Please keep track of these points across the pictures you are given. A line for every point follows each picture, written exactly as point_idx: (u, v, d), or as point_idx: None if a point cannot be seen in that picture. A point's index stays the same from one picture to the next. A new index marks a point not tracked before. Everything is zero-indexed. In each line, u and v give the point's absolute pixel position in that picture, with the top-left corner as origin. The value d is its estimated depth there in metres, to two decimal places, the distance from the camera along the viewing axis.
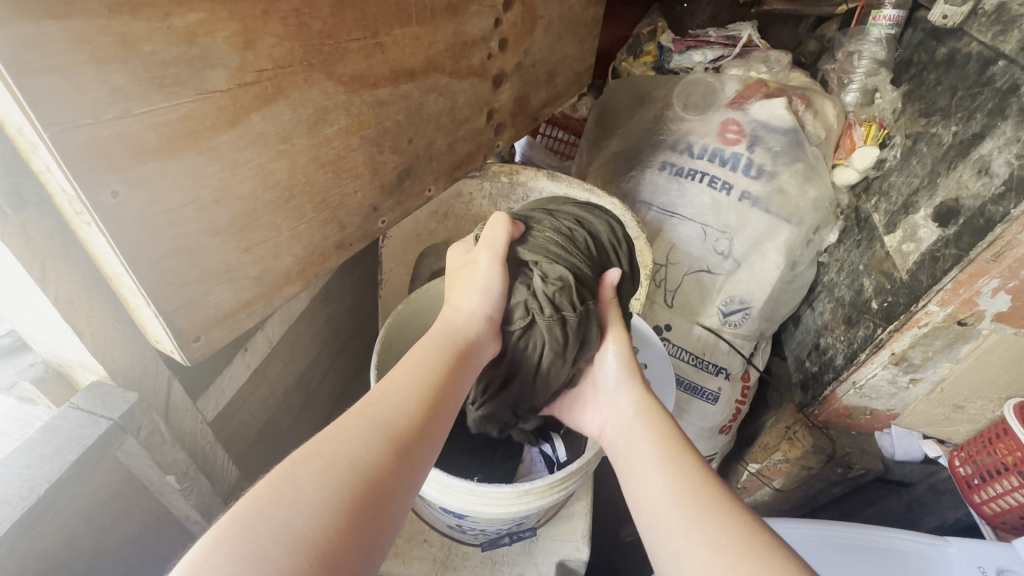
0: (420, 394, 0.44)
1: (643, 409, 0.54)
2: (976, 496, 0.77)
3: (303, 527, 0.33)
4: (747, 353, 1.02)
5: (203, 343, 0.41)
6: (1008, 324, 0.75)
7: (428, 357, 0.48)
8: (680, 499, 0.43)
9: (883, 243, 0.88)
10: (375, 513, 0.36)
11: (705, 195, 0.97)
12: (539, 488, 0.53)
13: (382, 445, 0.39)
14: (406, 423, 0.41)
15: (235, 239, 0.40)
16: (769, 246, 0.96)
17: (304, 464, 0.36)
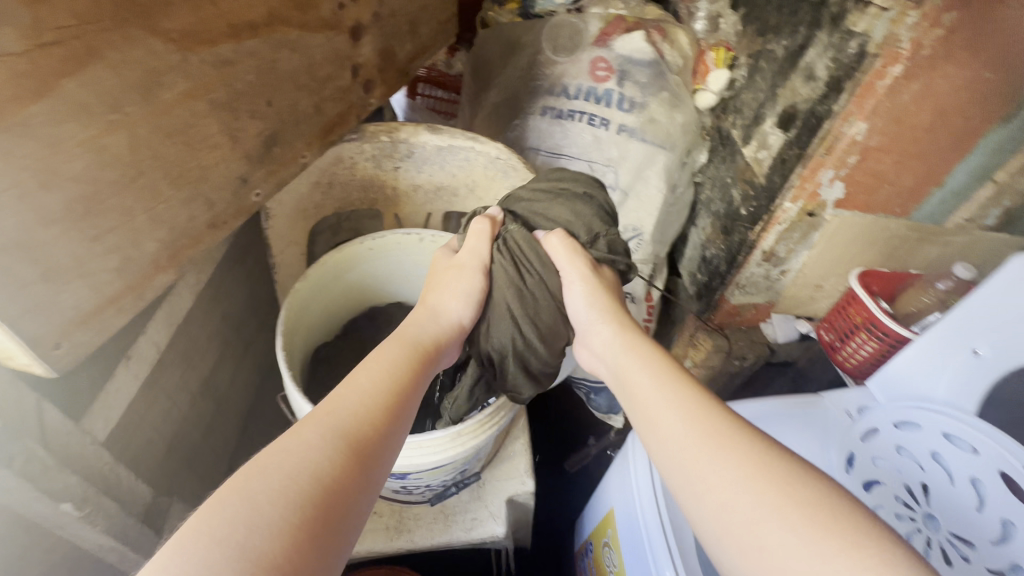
0: (377, 399, 0.49)
1: (633, 345, 0.61)
2: (839, 354, 0.91)
3: (260, 545, 0.36)
4: (647, 275, 1.08)
5: (67, 350, 0.38)
6: (845, 209, 0.87)
7: (392, 366, 0.53)
8: (692, 437, 0.50)
9: (743, 155, 0.98)
10: (329, 527, 0.39)
11: (586, 133, 1.02)
12: (470, 427, 0.57)
13: (335, 451, 0.43)
14: (361, 431, 0.46)
15: (79, 228, 0.36)
16: (650, 172, 1.03)
17: (262, 482, 0.40)
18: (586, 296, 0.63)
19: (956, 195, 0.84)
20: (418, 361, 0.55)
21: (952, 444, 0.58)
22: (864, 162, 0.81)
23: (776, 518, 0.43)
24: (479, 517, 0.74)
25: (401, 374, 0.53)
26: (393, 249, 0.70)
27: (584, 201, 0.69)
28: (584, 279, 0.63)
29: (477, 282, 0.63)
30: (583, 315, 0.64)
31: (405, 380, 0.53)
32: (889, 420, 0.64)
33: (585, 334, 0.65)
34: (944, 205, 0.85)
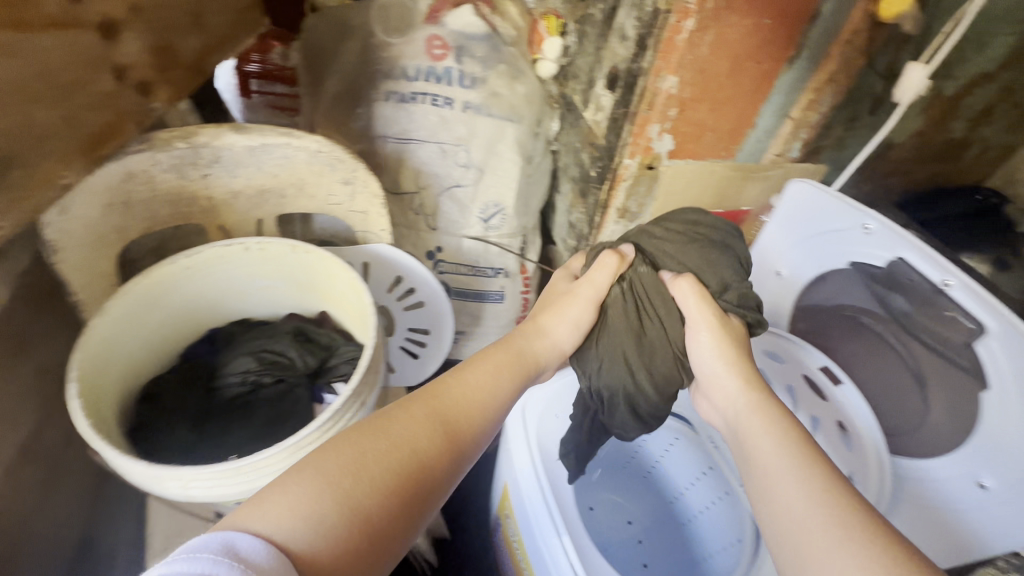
0: (473, 395, 0.54)
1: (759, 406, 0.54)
2: None
3: (360, 499, 0.42)
4: (518, 250, 1.09)
5: None
6: (678, 158, 0.93)
7: (494, 366, 0.58)
8: (784, 460, 0.47)
9: (586, 119, 1.01)
10: (412, 496, 0.45)
11: (431, 115, 0.99)
12: (314, 433, 0.51)
13: (425, 429, 0.49)
14: (456, 418, 0.52)
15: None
16: (502, 147, 1.03)
17: (373, 441, 0.46)
18: (715, 341, 0.59)
19: (768, 133, 0.94)
20: (519, 368, 0.60)
21: (773, 359, 0.65)
22: (684, 113, 0.86)
23: None
24: None
25: (504, 381, 0.58)
26: (214, 264, 0.64)
27: (725, 252, 0.65)
28: (710, 327, 0.59)
29: (588, 314, 0.65)
30: (707, 363, 0.59)
31: (498, 383, 0.57)
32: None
33: (709, 386, 0.60)
34: (761, 142, 0.95)
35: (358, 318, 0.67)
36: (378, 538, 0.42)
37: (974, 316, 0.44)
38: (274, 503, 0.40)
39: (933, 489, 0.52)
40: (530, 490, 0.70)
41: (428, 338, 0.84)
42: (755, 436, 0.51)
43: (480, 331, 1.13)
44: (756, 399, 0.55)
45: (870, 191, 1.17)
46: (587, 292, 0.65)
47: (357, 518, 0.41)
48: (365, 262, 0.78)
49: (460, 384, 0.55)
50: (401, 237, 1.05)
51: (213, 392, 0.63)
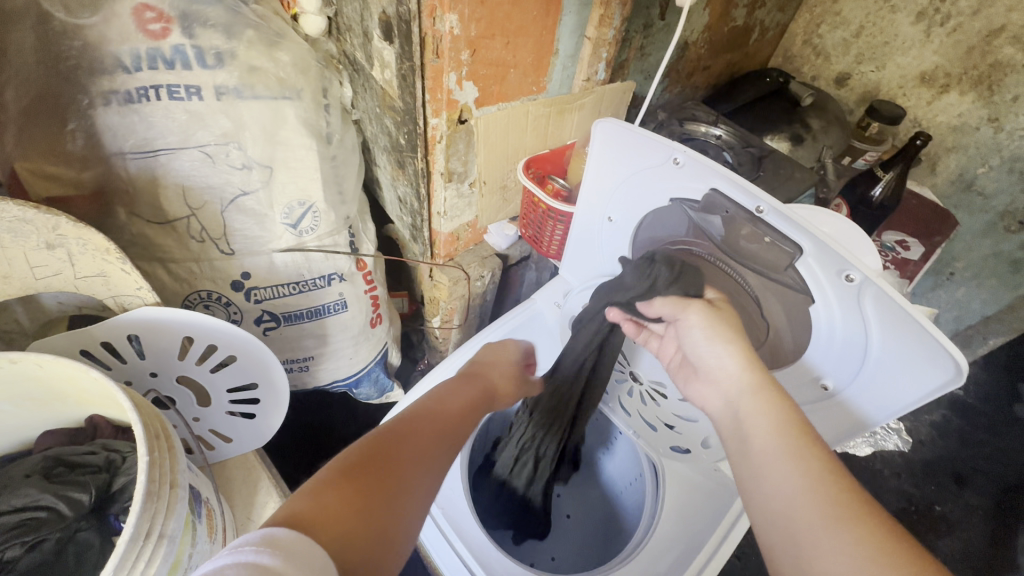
0: (460, 412, 0.57)
1: (762, 387, 0.49)
2: (544, 246, 0.94)
3: (393, 495, 0.43)
4: (347, 244, 0.94)
5: None
6: (488, 105, 0.84)
7: (463, 391, 0.61)
8: (779, 430, 0.46)
9: (376, 78, 0.85)
10: (427, 491, 0.46)
11: (176, 112, 0.74)
12: None
13: (427, 437, 0.50)
14: (452, 429, 0.54)
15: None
16: (287, 132, 0.82)
17: (391, 446, 0.47)
18: (705, 321, 0.54)
19: (572, 57, 0.88)
20: (483, 395, 0.62)
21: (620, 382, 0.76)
22: (478, 54, 0.76)
23: None
24: None
25: (478, 406, 0.60)
26: None
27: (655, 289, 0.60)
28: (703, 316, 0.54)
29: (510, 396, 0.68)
30: (703, 353, 0.54)
31: (474, 406, 0.59)
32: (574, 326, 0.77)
33: (702, 371, 0.55)
34: (567, 69, 0.89)
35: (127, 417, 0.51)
36: (404, 529, 0.42)
37: (788, 238, 0.46)
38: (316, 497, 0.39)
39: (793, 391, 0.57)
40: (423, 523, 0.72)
41: (258, 392, 0.69)
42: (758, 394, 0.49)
43: (332, 348, 1.00)
44: (738, 355, 0.52)
45: (678, 93, 1.20)
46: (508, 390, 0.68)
47: (391, 515, 0.41)
48: (132, 334, 0.59)
49: (448, 405, 0.57)
50: (194, 274, 0.86)
51: None
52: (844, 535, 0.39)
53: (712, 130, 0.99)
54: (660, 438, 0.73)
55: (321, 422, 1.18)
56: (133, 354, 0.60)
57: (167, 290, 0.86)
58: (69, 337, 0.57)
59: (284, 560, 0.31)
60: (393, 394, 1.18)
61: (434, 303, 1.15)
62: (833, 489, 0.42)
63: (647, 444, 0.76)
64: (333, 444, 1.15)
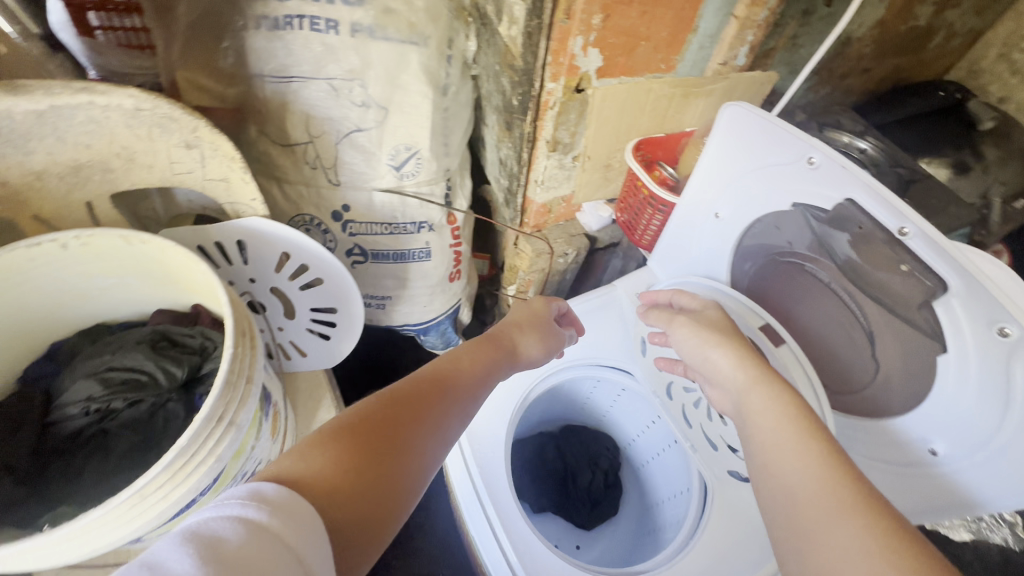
0: (469, 369, 0.57)
1: (758, 382, 0.50)
2: (637, 234, 0.89)
3: (386, 456, 0.43)
4: (442, 196, 0.96)
5: None
6: (609, 78, 0.80)
7: (483, 347, 0.61)
8: (784, 425, 0.46)
9: (501, 34, 0.84)
10: (424, 451, 0.47)
11: (313, 43, 0.78)
12: (160, 477, 0.43)
13: (428, 396, 0.50)
14: (458, 388, 0.54)
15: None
16: (407, 78, 0.84)
17: (387, 408, 0.47)
18: (692, 327, 0.57)
19: (712, 37, 0.81)
20: (500, 351, 0.63)
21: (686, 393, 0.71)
22: (610, 20, 0.72)
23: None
24: None
25: (493, 363, 0.61)
26: (18, 274, 0.51)
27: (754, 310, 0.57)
28: (693, 326, 0.57)
29: (545, 342, 0.68)
30: (694, 355, 0.57)
31: (486, 362, 0.60)
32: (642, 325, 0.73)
33: (706, 375, 0.56)
34: (704, 49, 0.82)
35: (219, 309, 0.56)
36: (401, 487, 0.43)
37: (931, 271, 0.40)
38: (308, 455, 0.40)
39: (887, 446, 0.50)
40: (466, 492, 0.72)
41: (336, 316, 0.73)
42: (756, 389, 0.50)
43: (409, 293, 1.04)
44: (732, 356, 0.53)
45: (826, 95, 1.06)
46: (539, 329, 0.69)
47: (384, 475, 0.42)
48: (240, 240, 0.65)
49: (459, 363, 0.57)
50: (302, 197, 0.92)
51: (52, 427, 0.54)
52: (844, 526, 0.37)
53: (856, 142, 0.87)
54: (720, 460, 0.68)
55: (387, 360, 1.25)
56: (238, 258, 0.67)
57: (278, 208, 0.94)
58: (190, 232, 0.64)
59: (272, 516, 0.32)
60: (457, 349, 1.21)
61: (512, 271, 1.16)
62: (837, 480, 0.40)
63: (702, 462, 0.71)
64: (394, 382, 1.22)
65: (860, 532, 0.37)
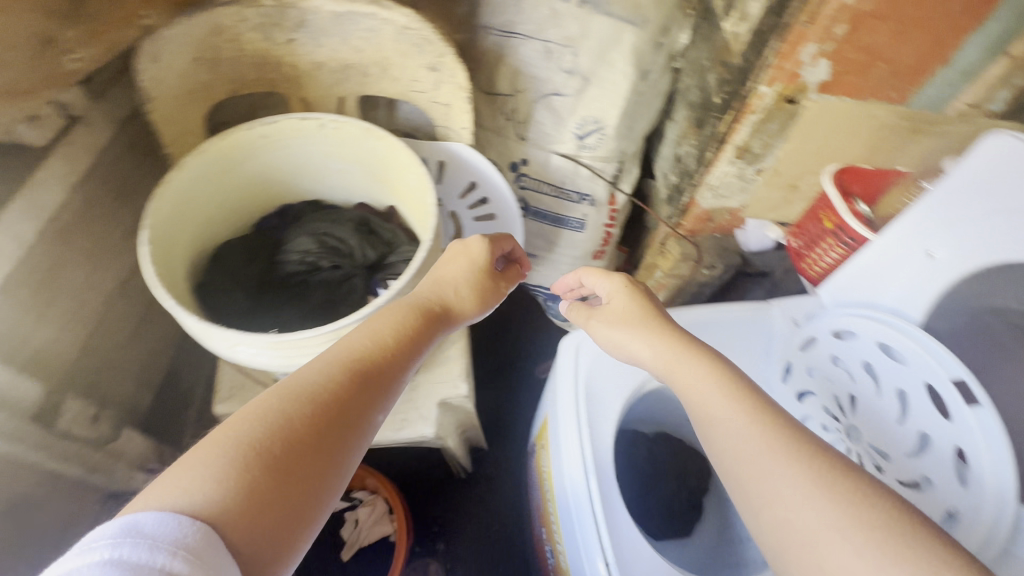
0: (380, 343, 0.49)
1: (679, 364, 0.52)
2: (805, 262, 0.84)
3: (278, 466, 0.38)
4: (611, 176, 0.98)
5: None
6: (829, 94, 0.75)
7: (394, 313, 0.52)
8: (712, 395, 0.48)
9: (723, 30, 0.82)
10: (338, 447, 0.42)
11: (542, 6, 0.84)
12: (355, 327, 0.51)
13: (343, 386, 0.45)
14: (377, 369, 0.47)
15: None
16: (616, 56, 0.86)
17: (272, 414, 0.40)
18: (607, 324, 0.60)
19: (964, 74, 0.73)
20: (423, 314, 0.54)
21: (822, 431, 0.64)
22: (855, 34, 0.68)
23: (824, 520, 0.38)
24: (409, 419, 0.76)
25: (414, 328, 0.52)
26: (286, 138, 0.62)
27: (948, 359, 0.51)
28: (605, 314, 0.61)
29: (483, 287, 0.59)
30: (612, 339, 0.59)
31: (417, 334, 0.52)
32: (795, 346, 0.66)
33: (630, 356, 0.58)
34: (950, 86, 0.74)
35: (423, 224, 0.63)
36: (314, 491, 0.39)
37: None
38: (194, 472, 0.36)
39: None
40: (577, 484, 0.62)
41: None
42: (681, 365, 0.52)
43: (553, 258, 1.09)
44: (650, 341, 0.55)
45: None
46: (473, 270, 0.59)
47: (290, 487, 0.38)
48: (441, 160, 0.73)
49: (372, 337, 0.49)
50: (487, 144, 1.01)
51: (274, 265, 0.66)
52: (787, 474, 0.41)
53: None
54: None
55: (506, 316, 1.33)
56: (433, 177, 0.75)
57: None
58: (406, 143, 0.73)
59: (188, 568, 0.30)
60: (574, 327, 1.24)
61: (647, 269, 1.18)
62: (772, 435, 0.44)
63: None
64: (506, 338, 1.30)
65: (807, 482, 0.40)
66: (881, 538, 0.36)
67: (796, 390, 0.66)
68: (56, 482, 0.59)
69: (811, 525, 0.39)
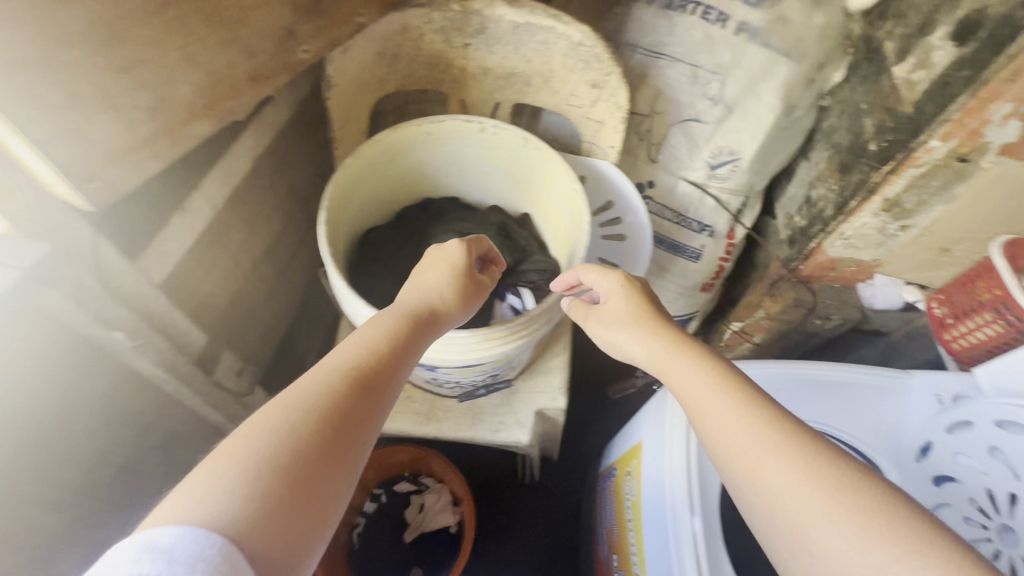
0: (374, 347, 0.47)
1: (680, 378, 0.49)
2: (947, 334, 0.78)
3: (281, 470, 0.37)
4: (734, 210, 0.94)
5: (101, 186, 0.40)
6: (1013, 158, 0.69)
7: (380, 322, 0.50)
8: (715, 398, 0.45)
9: (891, 75, 0.78)
10: (343, 451, 0.41)
11: (696, 30, 0.84)
12: (498, 334, 0.58)
13: (343, 391, 0.43)
14: (375, 373, 0.46)
15: (102, 53, 0.36)
16: (765, 87, 0.85)
17: (270, 422, 0.40)
18: (603, 326, 0.57)
19: None
20: (414, 318, 0.52)
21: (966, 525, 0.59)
22: None
23: (856, 538, 0.36)
24: (506, 423, 0.77)
25: (403, 332, 0.50)
26: (447, 138, 0.65)
27: None
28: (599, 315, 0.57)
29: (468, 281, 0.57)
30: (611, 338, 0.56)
31: (409, 336, 0.50)
32: (940, 425, 0.62)
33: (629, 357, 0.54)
34: None
35: (566, 247, 0.65)
36: (324, 497, 0.38)
37: None
38: (203, 488, 0.35)
39: None
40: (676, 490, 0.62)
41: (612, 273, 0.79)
42: (676, 368, 0.50)
43: (661, 284, 1.01)
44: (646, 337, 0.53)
45: None
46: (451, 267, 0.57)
47: (301, 494, 0.37)
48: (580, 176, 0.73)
49: (361, 341, 0.47)
50: None
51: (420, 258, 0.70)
52: (801, 484, 0.39)
53: None
54: None
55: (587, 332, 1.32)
56: None
57: None
58: None
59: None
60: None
61: (748, 308, 1.12)
62: (783, 443, 0.41)
63: None
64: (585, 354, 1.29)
65: (796, 470, 0.39)
66: (868, 522, 0.36)
67: (936, 476, 0.62)
68: (200, 426, 0.64)
69: (801, 511, 0.38)
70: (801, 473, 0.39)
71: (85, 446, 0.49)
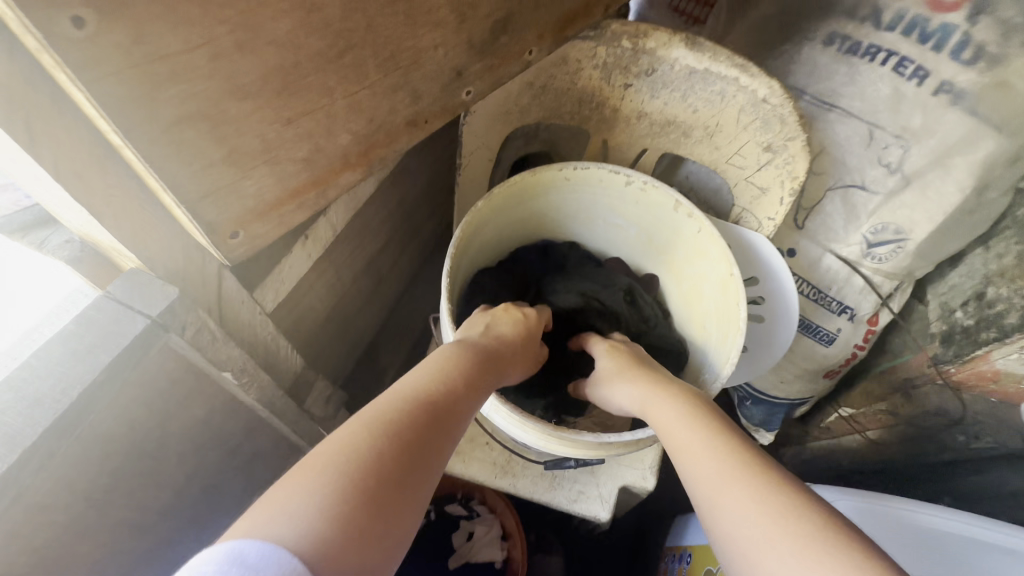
0: (451, 370, 0.44)
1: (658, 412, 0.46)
2: None
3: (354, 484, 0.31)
4: (885, 293, 0.80)
5: (242, 240, 0.39)
6: None
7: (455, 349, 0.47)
8: (685, 428, 0.42)
9: None
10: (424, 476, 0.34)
11: (884, 83, 0.71)
12: (622, 443, 0.47)
13: (423, 411, 0.38)
14: (454, 399, 0.41)
15: (270, 107, 0.35)
16: (960, 162, 0.69)
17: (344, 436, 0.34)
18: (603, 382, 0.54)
19: None
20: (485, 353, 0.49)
21: None
22: None
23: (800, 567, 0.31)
24: (587, 493, 0.69)
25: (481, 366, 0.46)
26: (586, 185, 0.58)
27: None
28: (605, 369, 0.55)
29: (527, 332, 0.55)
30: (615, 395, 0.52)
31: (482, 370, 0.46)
32: None
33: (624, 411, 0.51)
34: None
35: (703, 328, 0.58)
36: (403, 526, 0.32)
37: None
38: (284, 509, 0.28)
39: None
40: None
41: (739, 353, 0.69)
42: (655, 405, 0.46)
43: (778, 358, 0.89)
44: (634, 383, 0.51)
45: None
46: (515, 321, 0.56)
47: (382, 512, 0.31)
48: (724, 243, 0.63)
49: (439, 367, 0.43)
50: None
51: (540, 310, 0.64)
52: (743, 508, 0.35)
53: None
54: None
55: None
56: None
57: None
58: None
59: None
60: (761, 436, 0.99)
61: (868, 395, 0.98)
62: (734, 467, 0.37)
63: None
64: None
65: (745, 497, 0.35)
66: (803, 545, 0.31)
67: None
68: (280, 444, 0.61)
69: (747, 533, 0.34)
70: (750, 494, 0.35)
71: (175, 472, 0.47)
